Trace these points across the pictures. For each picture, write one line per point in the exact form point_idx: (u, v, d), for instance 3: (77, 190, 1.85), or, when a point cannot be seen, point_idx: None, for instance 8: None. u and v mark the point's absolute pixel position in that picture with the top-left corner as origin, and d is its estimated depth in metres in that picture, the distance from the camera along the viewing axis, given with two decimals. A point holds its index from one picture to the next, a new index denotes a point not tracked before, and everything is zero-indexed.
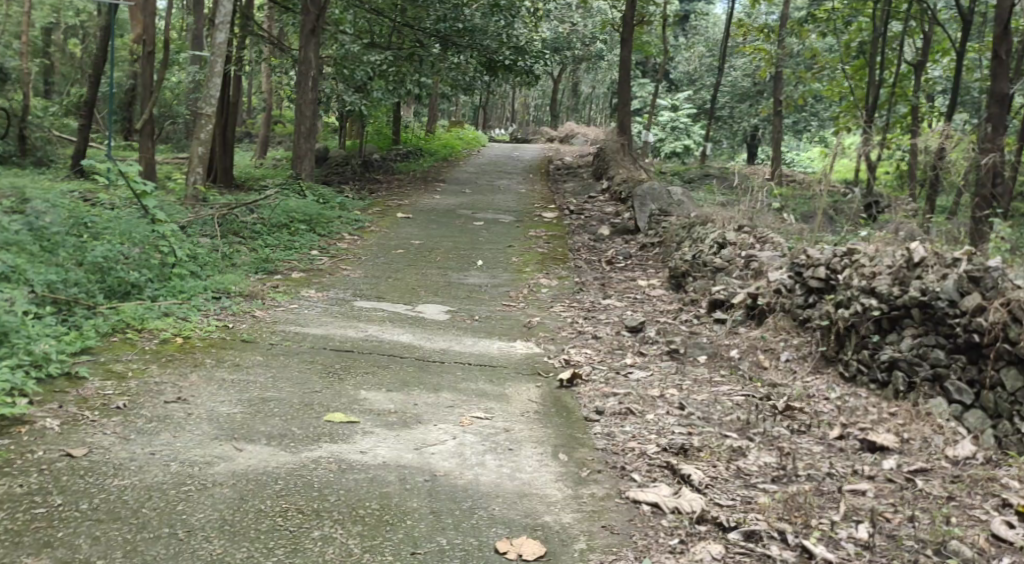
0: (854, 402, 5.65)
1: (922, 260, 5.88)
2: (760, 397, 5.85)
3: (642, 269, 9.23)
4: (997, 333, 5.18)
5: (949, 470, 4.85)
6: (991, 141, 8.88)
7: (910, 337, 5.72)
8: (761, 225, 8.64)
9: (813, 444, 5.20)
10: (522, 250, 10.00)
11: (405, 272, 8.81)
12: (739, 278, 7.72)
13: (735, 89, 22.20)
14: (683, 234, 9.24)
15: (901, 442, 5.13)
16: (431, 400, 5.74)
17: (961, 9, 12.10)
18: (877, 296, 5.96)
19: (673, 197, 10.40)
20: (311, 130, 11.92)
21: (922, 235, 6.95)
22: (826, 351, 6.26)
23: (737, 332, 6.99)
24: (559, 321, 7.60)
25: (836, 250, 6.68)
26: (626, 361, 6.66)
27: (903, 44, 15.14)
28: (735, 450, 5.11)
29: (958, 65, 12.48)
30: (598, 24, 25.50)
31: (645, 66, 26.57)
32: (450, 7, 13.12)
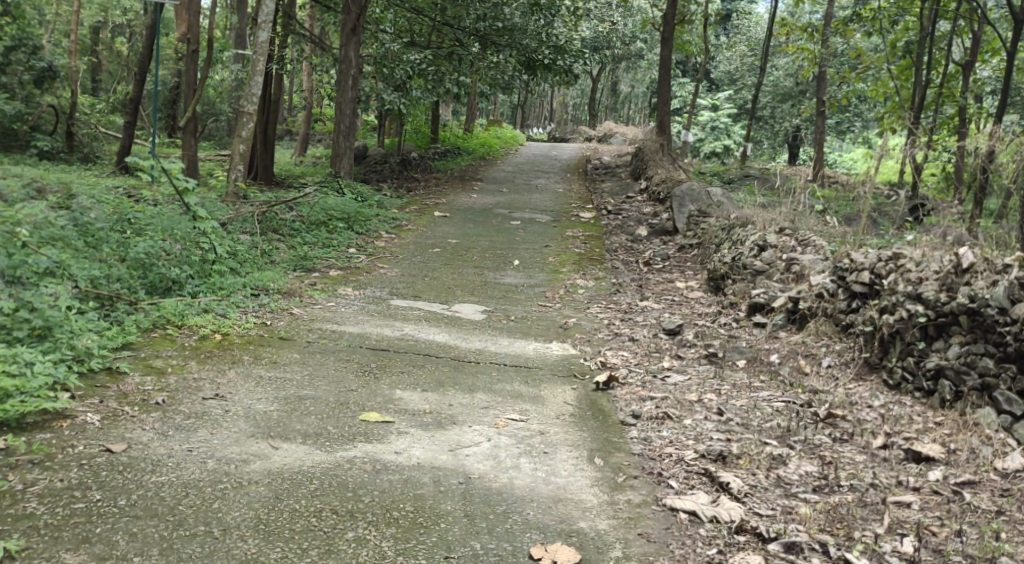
0: (898, 411, 5.53)
1: (971, 265, 5.72)
2: (800, 404, 5.75)
3: (680, 270, 9.13)
4: None
5: (998, 483, 4.71)
6: None
7: (957, 345, 5.57)
8: (803, 227, 8.49)
9: (855, 453, 5.08)
10: (559, 249, 9.94)
11: (442, 271, 8.81)
12: (779, 281, 7.60)
13: (776, 89, 21.90)
14: (723, 235, 9.11)
15: (947, 453, 5.00)
16: (466, 401, 5.72)
17: (1013, 7, 11.78)
18: (924, 303, 5.82)
19: (713, 198, 10.26)
20: (350, 128, 11.96)
21: (970, 240, 6.78)
22: (869, 358, 6.14)
23: (777, 337, 6.89)
24: (596, 323, 7.55)
25: (881, 254, 6.55)
26: (663, 364, 6.58)
27: (951, 43, 14.80)
28: (775, 457, 5.02)
29: (1008, 64, 12.16)
30: (638, 23, 25.29)
31: (686, 65, 26.28)
32: (490, 6, 13.15)
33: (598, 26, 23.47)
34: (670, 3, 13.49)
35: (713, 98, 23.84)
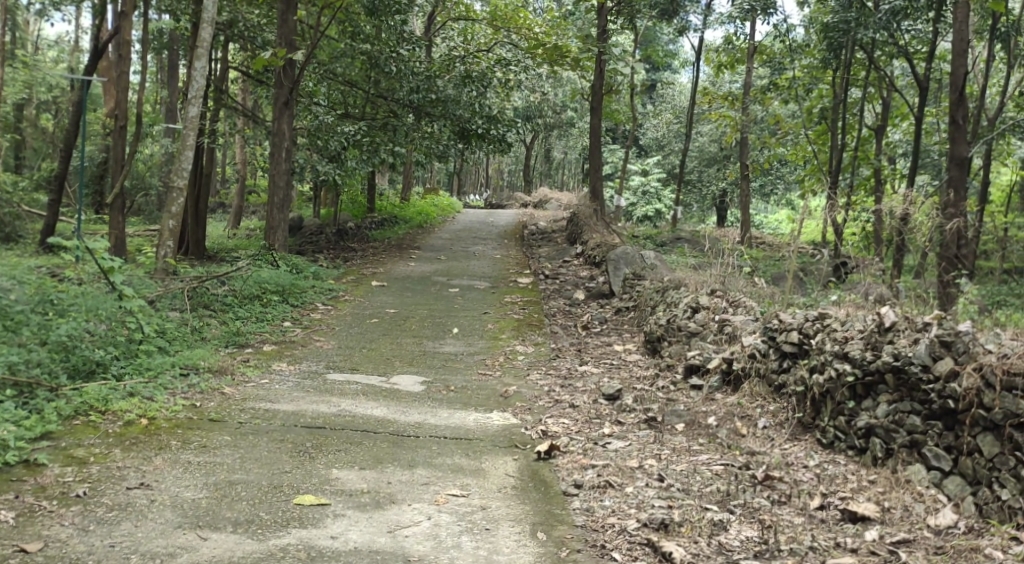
0: (833, 470, 5.64)
1: (893, 324, 5.89)
2: (739, 466, 5.79)
3: (617, 334, 9.22)
4: (971, 399, 5.20)
5: (932, 541, 4.85)
6: (955, 205, 9.07)
7: (885, 403, 5.70)
8: (733, 288, 8.69)
9: (794, 515, 5.13)
10: (498, 316, 9.93)
11: (380, 341, 8.72)
12: (713, 342, 7.73)
13: (702, 154, 22.61)
14: (657, 297, 9.23)
15: (882, 511, 5.11)
16: (406, 477, 5.61)
17: (917, 74, 12.44)
18: (851, 362, 5.96)
19: (646, 261, 10.46)
20: (284, 200, 11.84)
21: (891, 298, 7.02)
22: (803, 418, 6.27)
23: (714, 399, 6.99)
24: (536, 390, 7.51)
25: (808, 314, 6.71)
26: (603, 431, 6.55)
27: (861, 110, 15.60)
28: (716, 523, 5.03)
29: (917, 128, 12.77)
30: (568, 93, 25.87)
31: (615, 132, 26.87)
32: (421, 78, 13.54)
33: (529, 95, 23.90)
34: (597, 74, 13.86)
35: (642, 163, 24.50)
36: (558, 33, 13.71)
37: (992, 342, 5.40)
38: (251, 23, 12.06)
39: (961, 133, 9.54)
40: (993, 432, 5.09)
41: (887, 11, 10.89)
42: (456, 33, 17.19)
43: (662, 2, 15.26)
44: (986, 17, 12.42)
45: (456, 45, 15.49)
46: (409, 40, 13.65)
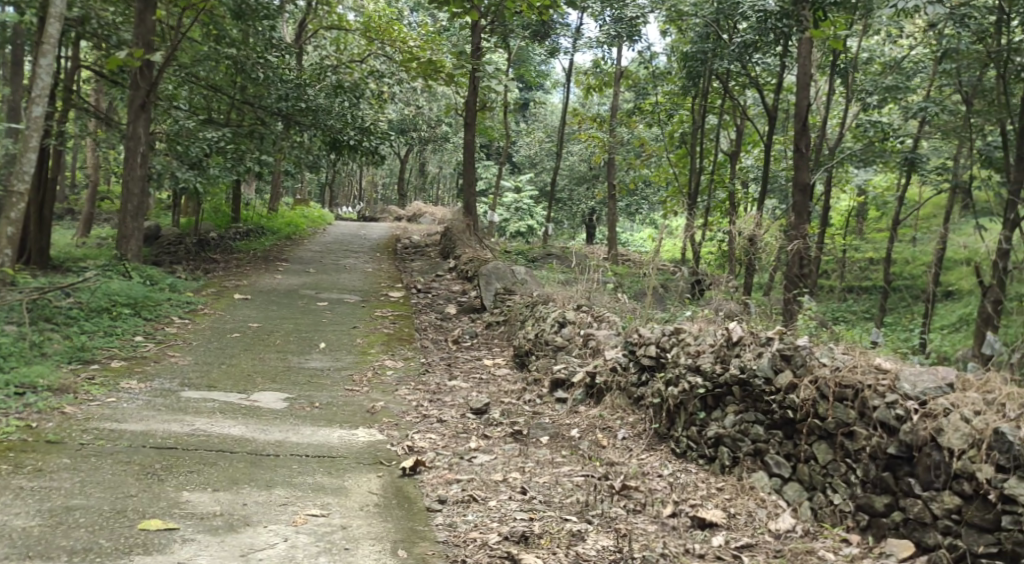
0: (685, 478, 5.93)
1: (740, 338, 6.19)
2: (598, 477, 5.94)
3: (487, 348, 9.31)
4: (808, 409, 5.55)
5: (772, 544, 5.21)
6: (798, 227, 9.72)
7: (732, 414, 6.02)
8: (598, 304, 8.92)
9: (647, 523, 5.38)
10: (367, 330, 9.75)
11: (240, 356, 8.44)
12: (578, 356, 7.94)
13: (572, 172, 23.09)
14: (526, 312, 9.34)
15: (728, 517, 5.43)
16: (262, 498, 5.45)
17: (766, 105, 13.14)
18: (702, 374, 6.26)
19: (517, 276, 10.56)
20: (139, 207, 11.26)
21: (742, 314, 7.41)
22: (658, 428, 6.55)
23: (577, 411, 7.18)
24: (404, 406, 7.43)
25: (665, 329, 6.99)
26: (470, 445, 6.56)
27: (719, 136, 16.34)
28: (574, 534, 5.21)
29: (767, 154, 13.47)
30: (443, 107, 25.86)
31: (489, 149, 27.02)
32: (291, 86, 13.08)
33: (402, 109, 23.67)
34: (470, 91, 13.88)
35: (515, 180, 24.89)
36: (431, 48, 13.67)
37: (827, 355, 5.74)
38: (104, 21, 11.47)
39: (805, 160, 10.20)
40: (826, 441, 5.46)
41: (740, 43, 11.46)
42: (328, 43, 16.82)
43: (533, 23, 15.54)
44: (827, 54, 13.31)
45: (327, 55, 15.20)
46: (278, 46, 13.33)
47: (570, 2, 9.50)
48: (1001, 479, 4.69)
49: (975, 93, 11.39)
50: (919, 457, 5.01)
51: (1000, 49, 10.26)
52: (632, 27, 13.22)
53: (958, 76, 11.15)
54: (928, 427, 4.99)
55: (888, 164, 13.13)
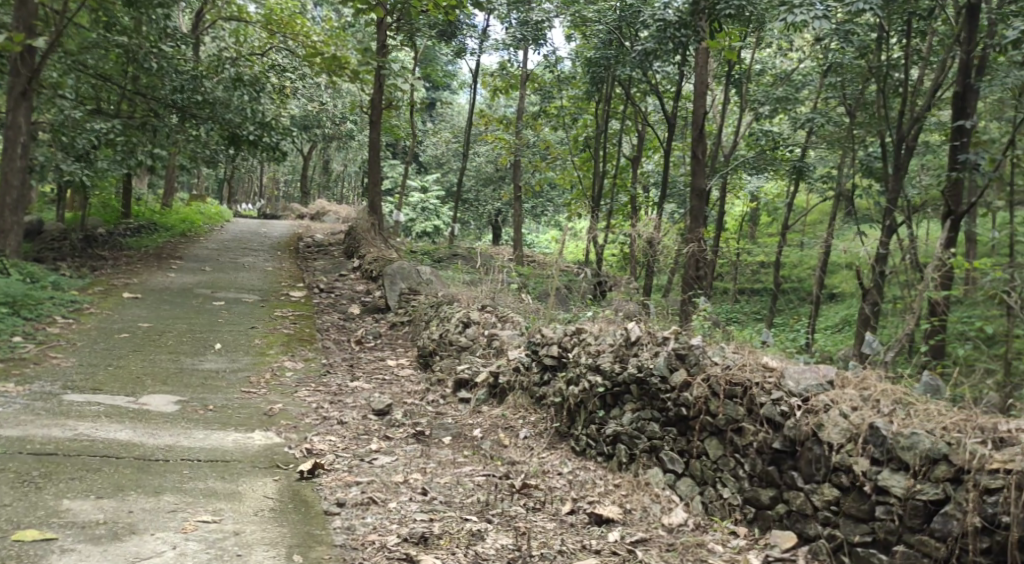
0: (584, 476, 6.08)
1: (638, 338, 6.40)
2: (499, 476, 6.00)
3: (391, 348, 9.24)
4: (700, 407, 5.76)
5: (665, 538, 5.37)
6: (694, 230, 10.01)
7: (630, 412, 6.23)
8: (502, 304, 8.96)
9: (546, 521, 5.46)
10: (266, 330, 9.51)
11: (130, 358, 8.12)
12: (482, 356, 7.99)
13: (479, 174, 23.02)
14: (431, 312, 9.32)
15: (624, 513, 5.59)
16: (150, 505, 5.28)
17: (667, 111, 13.20)
18: (602, 374, 6.46)
19: (423, 276, 10.51)
20: (19, 201, 10.67)
21: (640, 314, 7.59)
22: (559, 427, 6.71)
23: (480, 411, 7.22)
24: (303, 408, 7.27)
25: (567, 329, 7.13)
26: (371, 446, 6.48)
27: (621, 141, 16.68)
28: (473, 534, 5.23)
29: (667, 159, 13.78)
30: (348, 105, 24.69)
31: (395, 148, 26.67)
32: (187, 77, 12.62)
33: (306, 105, 23.10)
34: (376, 89, 13.66)
35: (422, 180, 24.72)
36: (336, 44, 13.45)
37: (719, 354, 5.98)
38: None
39: (702, 165, 10.50)
40: (717, 436, 5.67)
41: (642, 51, 11.75)
42: (226, 35, 16.31)
43: (440, 23, 15.46)
44: (722, 64, 13.77)
45: (226, 46, 14.75)
46: (173, 36, 13.05)
47: (476, 4, 9.55)
48: (876, 471, 4.92)
49: (858, 105, 11.97)
50: (802, 451, 5.24)
51: (880, 64, 10.82)
52: (537, 30, 13.77)
53: (843, 89, 11.80)
54: (811, 422, 5.22)
55: (779, 171, 13.66)
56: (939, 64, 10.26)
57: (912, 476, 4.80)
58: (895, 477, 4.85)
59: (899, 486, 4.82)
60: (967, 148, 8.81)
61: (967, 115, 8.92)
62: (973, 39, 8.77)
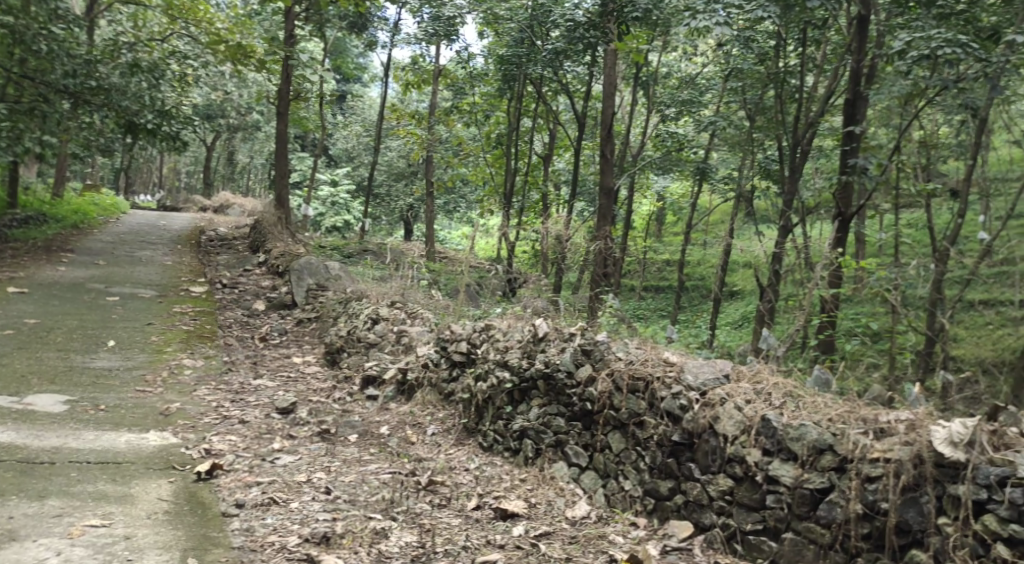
0: (490, 471, 6.13)
1: (545, 334, 6.49)
2: (405, 473, 5.98)
3: (297, 345, 9.07)
4: (604, 401, 5.90)
5: (568, 531, 5.45)
6: (602, 228, 10.17)
7: (537, 407, 6.32)
8: (412, 300, 8.90)
9: (451, 517, 5.47)
10: (163, 327, 9.18)
11: (14, 355, 7.73)
12: (390, 352, 7.94)
13: (390, 168, 22.75)
14: (339, 309, 9.20)
15: (529, 507, 5.65)
16: (33, 510, 5.07)
17: (576, 110, 13.54)
18: (509, 369, 6.54)
19: (331, 272, 10.33)
20: None
21: (548, 310, 7.67)
22: (467, 423, 6.75)
23: (388, 408, 7.19)
24: (202, 407, 7.07)
25: (475, 325, 7.17)
26: (273, 446, 6.35)
27: (533, 139, 16.79)
28: (377, 532, 5.18)
29: (577, 157, 13.90)
30: (253, 94, 23.48)
31: (303, 140, 26.06)
32: (80, 62, 11.94)
33: (209, 94, 22.32)
34: (283, 80, 13.31)
35: (331, 173, 24.27)
36: (241, 32, 13.03)
37: (623, 350, 6.12)
38: None
39: (611, 164, 10.65)
40: (620, 430, 5.82)
41: (552, 50, 11.83)
42: (124, 18, 15.63)
43: (351, 14, 15.27)
44: (631, 66, 14.02)
45: (123, 30, 14.13)
46: (65, 17, 12.04)
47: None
48: (767, 461, 5.11)
49: (758, 110, 12.37)
50: (699, 443, 5.41)
51: (778, 70, 11.22)
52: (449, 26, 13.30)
53: (743, 94, 12.10)
54: (707, 415, 5.40)
55: (684, 172, 14.01)
56: (832, 72, 10.70)
57: (800, 465, 5.00)
58: (784, 467, 5.05)
59: (788, 476, 5.01)
60: (856, 153, 9.24)
61: (856, 121, 9.34)
62: (864, 48, 9.15)
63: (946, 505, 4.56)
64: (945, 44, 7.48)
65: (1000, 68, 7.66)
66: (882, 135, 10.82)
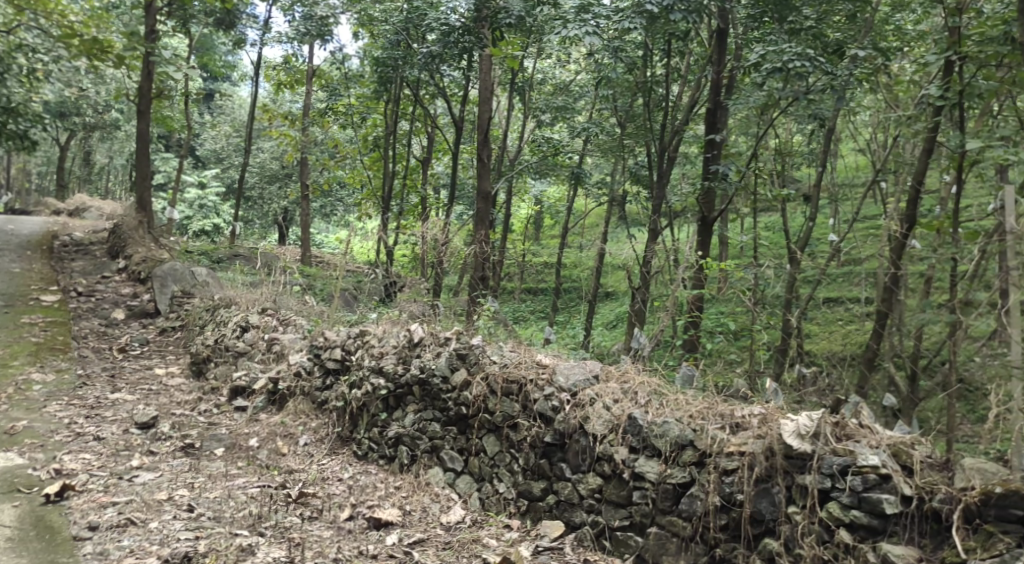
0: (364, 480, 6.07)
1: (420, 339, 6.48)
2: (275, 486, 5.82)
3: (160, 356, 8.67)
4: (479, 404, 5.94)
5: (442, 537, 5.44)
6: (479, 231, 10.19)
7: (412, 413, 6.30)
8: (284, 306, 8.65)
9: (322, 529, 5.37)
10: (10, 339, 8.59)
11: None
12: (260, 361, 7.73)
13: (263, 170, 21.68)
14: (206, 316, 8.85)
15: (403, 515, 5.62)
16: None
17: (454, 115, 13.22)
18: (384, 376, 6.50)
19: (197, 278, 9.89)
20: None
21: (424, 315, 7.63)
22: (341, 432, 6.66)
23: (257, 419, 6.99)
24: (53, 424, 6.66)
25: (350, 332, 7.09)
26: (131, 463, 6.05)
27: (409, 142, 16.64)
28: (243, 549, 5.03)
29: (455, 160, 13.83)
30: (112, 92, 22.38)
31: (168, 140, 24.89)
32: None
33: (63, 90, 20.95)
34: (144, 77, 12.67)
35: (198, 174, 23.32)
36: (97, 25, 12.27)
37: (498, 353, 6.18)
38: None
39: (488, 169, 10.69)
40: (495, 433, 5.87)
41: (428, 54, 11.60)
42: None
43: (218, 10, 14.67)
44: (507, 71, 14.06)
45: None
46: None
47: None
48: (633, 459, 5.28)
49: (628, 117, 12.72)
50: (570, 443, 5.53)
51: (646, 80, 11.60)
52: (322, 25, 13.20)
53: (614, 101, 12.53)
54: (578, 416, 5.52)
55: (559, 176, 14.23)
56: (696, 82, 11.13)
57: (664, 461, 5.19)
58: (650, 464, 5.22)
59: (653, 472, 5.19)
60: (717, 160, 9.66)
61: (717, 130, 9.75)
62: (723, 61, 9.57)
63: (795, 494, 4.80)
64: (796, 57, 7.93)
65: (844, 81, 8.19)
66: (743, 143, 11.34)
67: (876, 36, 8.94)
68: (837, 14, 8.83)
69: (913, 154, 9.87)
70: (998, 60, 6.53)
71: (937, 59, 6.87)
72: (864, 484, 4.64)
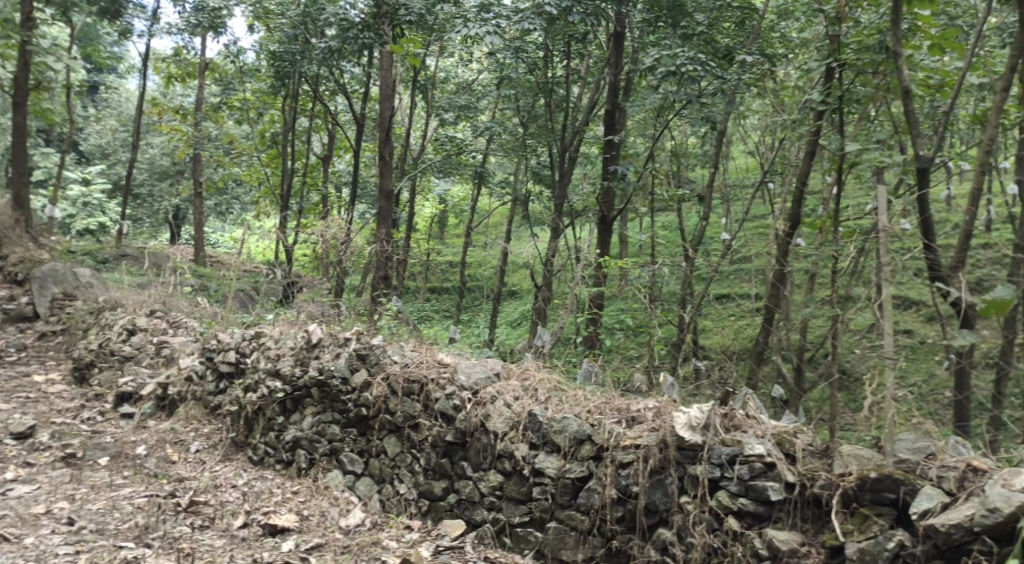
0: (260, 486, 5.93)
1: (319, 341, 6.37)
2: (164, 495, 5.61)
3: (39, 362, 8.24)
4: (380, 405, 5.88)
5: (340, 540, 5.36)
6: (380, 230, 10.05)
7: (310, 415, 6.19)
8: (175, 308, 8.35)
9: (214, 538, 5.21)
10: None
11: None
12: (149, 366, 7.46)
13: (153, 167, 21.12)
14: (90, 319, 8.44)
15: (300, 520, 5.50)
16: None
17: (355, 111, 12.91)
18: (281, 378, 6.36)
19: (80, 279, 9.43)
20: None
21: (324, 316, 7.47)
22: (236, 437, 6.50)
23: (146, 426, 6.74)
24: None
25: (245, 333, 6.92)
26: (6, 475, 5.73)
27: (308, 138, 16.30)
28: (128, 561, 4.84)
29: (356, 159, 13.51)
30: None
31: (48, 134, 23.65)
32: None
33: None
34: (21, 67, 11.95)
35: (82, 170, 22.22)
36: None
37: (398, 353, 6.12)
38: None
39: (389, 167, 10.56)
40: (395, 434, 5.82)
41: (326, 49, 11.28)
42: None
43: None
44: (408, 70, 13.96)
45: None
46: None
47: None
48: (532, 455, 5.33)
49: (530, 117, 12.80)
50: (470, 442, 5.54)
51: (546, 80, 11.71)
52: (214, 17, 12.49)
53: (516, 101, 12.60)
54: (478, 414, 5.53)
55: (463, 174, 14.20)
56: (594, 84, 11.29)
57: (563, 456, 5.26)
58: (549, 459, 5.29)
59: (552, 468, 5.25)
60: (616, 160, 9.83)
61: (615, 130, 9.91)
62: (620, 63, 9.73)
63: (686, 485, 4.93)
64: (688, 61, 8.16)
65: (734, 85, 8.47)
66: (640, 143, 11.57)
67: (764, 42, 9.28)
68: (727, 20, 9.20)
69: (799, 156, 10.29)
70: (873, 67, 6.97)
71: (818, 66, 7.16)
72: (750, 472, 4.80)
